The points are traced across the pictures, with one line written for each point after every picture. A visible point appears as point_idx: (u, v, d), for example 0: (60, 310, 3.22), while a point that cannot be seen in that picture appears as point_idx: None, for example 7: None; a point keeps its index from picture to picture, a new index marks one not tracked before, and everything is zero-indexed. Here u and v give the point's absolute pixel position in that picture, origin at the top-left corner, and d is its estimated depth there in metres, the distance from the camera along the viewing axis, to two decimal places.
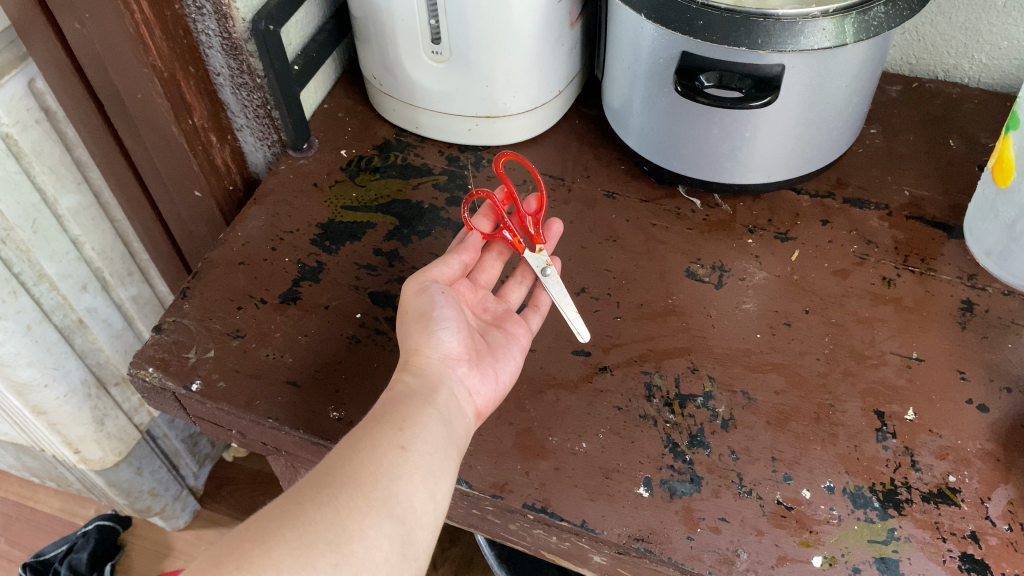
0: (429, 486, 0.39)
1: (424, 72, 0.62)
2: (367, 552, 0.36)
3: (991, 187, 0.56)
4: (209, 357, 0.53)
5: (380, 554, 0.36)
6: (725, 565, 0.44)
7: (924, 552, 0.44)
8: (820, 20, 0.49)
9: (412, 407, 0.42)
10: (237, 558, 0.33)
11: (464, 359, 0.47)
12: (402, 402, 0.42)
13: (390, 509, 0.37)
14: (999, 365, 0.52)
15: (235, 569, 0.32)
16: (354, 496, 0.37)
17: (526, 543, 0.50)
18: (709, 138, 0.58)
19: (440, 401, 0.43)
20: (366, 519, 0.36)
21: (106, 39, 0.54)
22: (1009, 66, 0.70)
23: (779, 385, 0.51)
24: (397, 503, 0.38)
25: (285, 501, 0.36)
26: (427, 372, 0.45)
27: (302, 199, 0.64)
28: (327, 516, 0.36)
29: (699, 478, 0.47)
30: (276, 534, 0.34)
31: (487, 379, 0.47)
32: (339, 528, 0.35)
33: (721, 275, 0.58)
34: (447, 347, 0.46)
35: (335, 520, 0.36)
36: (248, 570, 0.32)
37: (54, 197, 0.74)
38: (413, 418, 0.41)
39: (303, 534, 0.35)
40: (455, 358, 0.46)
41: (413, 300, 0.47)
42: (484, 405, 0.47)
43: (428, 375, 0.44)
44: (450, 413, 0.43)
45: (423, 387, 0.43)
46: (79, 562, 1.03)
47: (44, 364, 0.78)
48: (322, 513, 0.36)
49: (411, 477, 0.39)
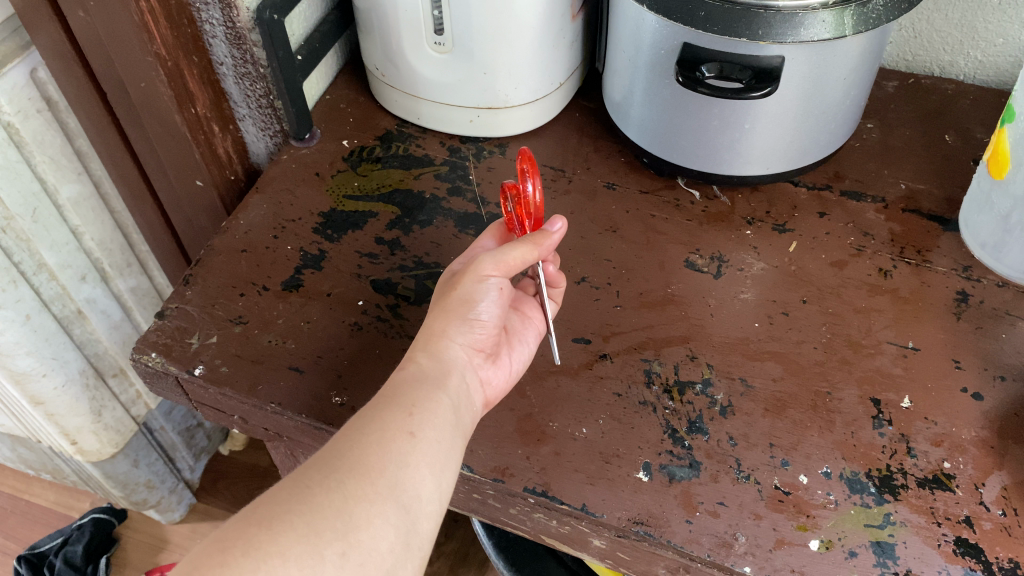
0: (435, 474, 0.39)
1: (427, 63, 0.63)
2: (373, 541, 0.36)
3: (986, 180, 0.56)
4: (212, 343, 0.54)
5: (385, 544, 0.36)
6: (723, 549, 0.44)
7: (919, 536, 0.44)
8: (820, 12, 0.50)
9: (424, 392, 0.42)
10: (245, 544, 0.33)
11: (486, 351, 0.47)
12: (411, 385, 0.42)
13: (396, 497, 0.37)
14: (993, 354, 0.52)
15: (242, 553, 0.32)
16: (362, 483, 0.37)
17: (526, 528, 0.50)
18: (708, 129, 0.58)
19: (451, 386, 0.43)
20: (373, 507, 0.36)
21: (112, 27, 0.54)
22: (1004, 63, 0.71)
23: (777, 373, 0.52)
24: (404, 491, 0.38)
25: (292, 485, 0.36)
26: (448, 358, 0.44)
27: (304, 188, 0.64)
28: (335, 503, 0.36)
29: (698, 463, 0.48)
30: (284, 519, 0.34)
31: (500, 371, 0.48)
32: (347, 516, 0.36)
33: (719, 265, 0.58)
34: (481, 336, 0.46)
35: (343, 508, 0.36)
36: (255, 556, 0.33)
37: (54, 187, 0.74)
38: (423, 402, 0.41)
39: (311, 521, 0.35)
40: (478, 348, 0.46)
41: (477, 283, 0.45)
42: (494, 395, 0.47)
43: (447, 362, 0.44)
44: (458, 400, 0.43)
45: (436, 371, 0.43)
46: (75, 554, 1.03)
47: (43, 353, 0.78)
48: (330, 499, 0.36)
49: (418, 465, 0.39)
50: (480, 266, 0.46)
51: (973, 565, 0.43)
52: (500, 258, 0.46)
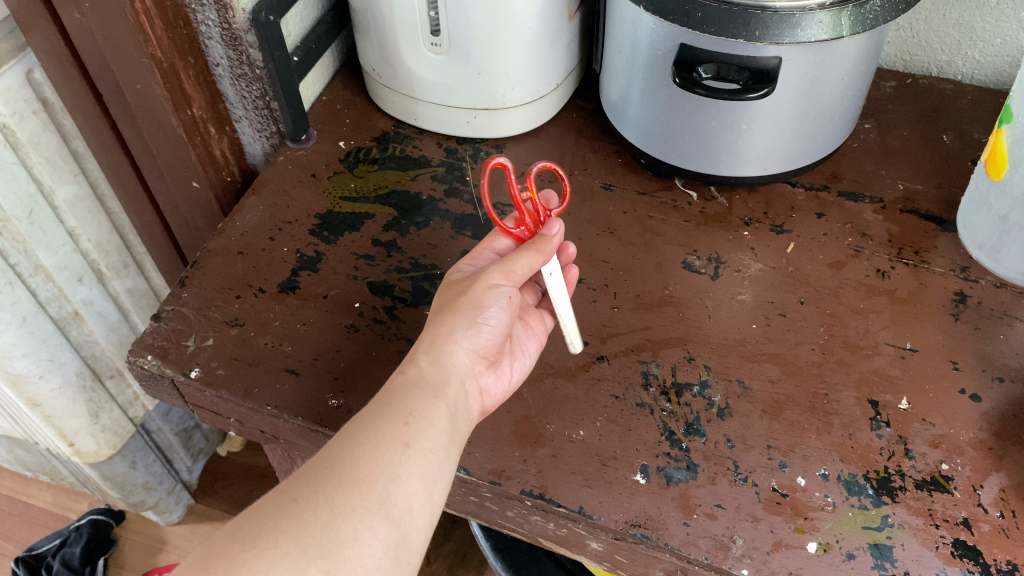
0: (428, 486, 0.39)
1: (423, 64, 0.63)
2: (359, 559, 0.36)
3: (984, 180, 0.56)
4: (208, 345, 0.54)
5: (372, 561, 0.36)
6: (721, 551, 0.44)
7: (917, 538, 0.44)
8: (818, 12, 0.49)
9: (422, 399, 0.41)
10: (228, 562, 0.33)
11: (488, 359, 0.46)
12: (408, 391, 0.42)
13: (386, 511, 0.37)
14: (991, 355, 0.52)
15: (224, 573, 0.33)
16: (351, 497, 0.37)
17: (523, 531, 0.50)
18: (705, 130, 0.58)
19: (449, 394, 0.43)
20: (362, 523, 0.36)
21: (108, 29, 0.54)
22: (1002, 62, 0.71)
23: (774, 374, 0.52)
24: (394, 505, 0.38)
25: (280, 499, 0.36)
26: (452, 364, 0.44)
27: (300, 189, 0.64)
28: (322, 519, 0.35)
29: (695, 465, 0.48)
30: (269, 537, 0.34)
31: (500, 380, 0.48)
32: (334, 532, 0.35)
33: (717, 267, 0.58)
34: (485, 344, 0.46)
35: (330, 524, 0.35)
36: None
37: (50, 188, 0.74)
38: (420, 410, 0.41)
39: (296, 539, 0.34)
40: (480, 356, 0.46)
41: (488, 289, 0.45)
42: (491, 403, 0.47)
43: (450, 368, 0.44)
44: (456, 408, 0.43)
45: (436, 377, 0.43)
46: (72, 556, 1.03)
47: (39, 355, 0.78)
48: (317, 515, 0.35)
49: (410, 477, 0.39)
50: (487, 275, 0.46)
51: (971, 567, 0.43)
52: (508, 268, 0.46)
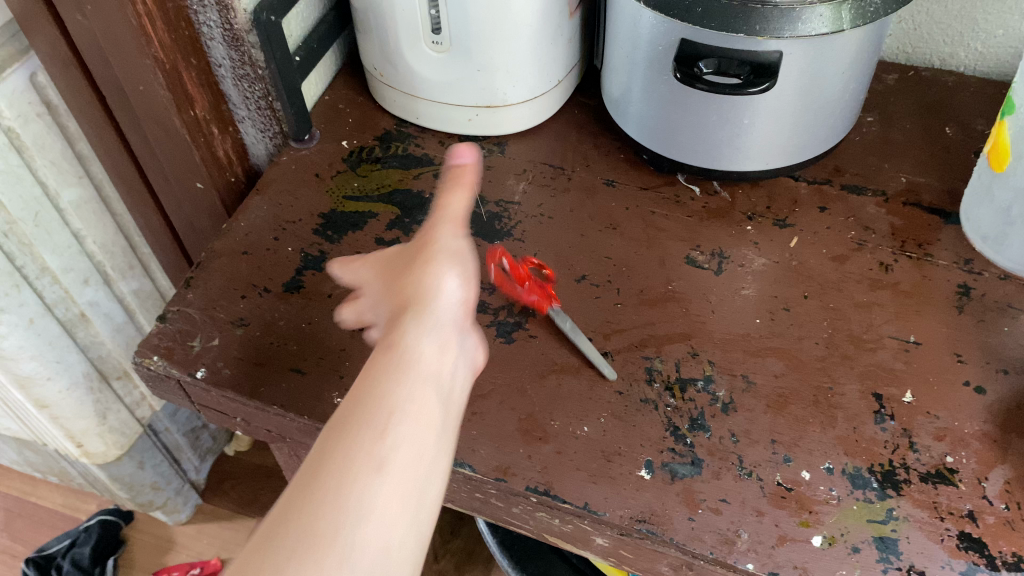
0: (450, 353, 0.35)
1: (425, 62, 0.63)
2: (415, 455, 0.30)
3: (987, 172, 0.56)
4: (213, 346, 0.54)
5: (421, 453, 0.30)
6: (726, 546, 0.44)
7: (922, 531, 0.44)
8: (819, 6, 0.49)
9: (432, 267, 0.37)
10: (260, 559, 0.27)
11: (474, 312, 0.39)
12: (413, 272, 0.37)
13: (424, 405, 0.32)
14: (995, 348, 0.52)
15: None
16: (374, 408, 0.31)
17: (528, 527, 0.51)
18: (707, 125, 0.58)
19: (460, 258, 0.38)
20: (405, 419, 0.31)
21: (111, 31, 0.54)
22: (1004, 54, 0.71)
23: (778, 369, 0.52)
24: (426, 386, 0.32)
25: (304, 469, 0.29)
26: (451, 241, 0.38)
27: (304, 189, 0.64)
28: (345, 444, 0.29)
29: (700, 460, 0.48)
30: (303, 505, 0.28)
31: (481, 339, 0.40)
32: (362, 450, 0.29)
33: (720, 262, 0.58)
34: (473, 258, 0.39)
35: (359, 458, 0.29)
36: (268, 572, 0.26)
37: (55, 191, 0.74)
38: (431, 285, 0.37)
39: (332, 486, 0.28)
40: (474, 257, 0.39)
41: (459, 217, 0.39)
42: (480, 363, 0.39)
43: (449, 253, 0.38)
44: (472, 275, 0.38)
45: (436, 252, 0.38)
46: (82, 556, 1.04)
47: (47, 357, 0.79)
48: (341, 442, 0.30)
49: (429, 363, 0.33)
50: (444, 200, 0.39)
51: (977, 559, 0.43)
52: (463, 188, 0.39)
